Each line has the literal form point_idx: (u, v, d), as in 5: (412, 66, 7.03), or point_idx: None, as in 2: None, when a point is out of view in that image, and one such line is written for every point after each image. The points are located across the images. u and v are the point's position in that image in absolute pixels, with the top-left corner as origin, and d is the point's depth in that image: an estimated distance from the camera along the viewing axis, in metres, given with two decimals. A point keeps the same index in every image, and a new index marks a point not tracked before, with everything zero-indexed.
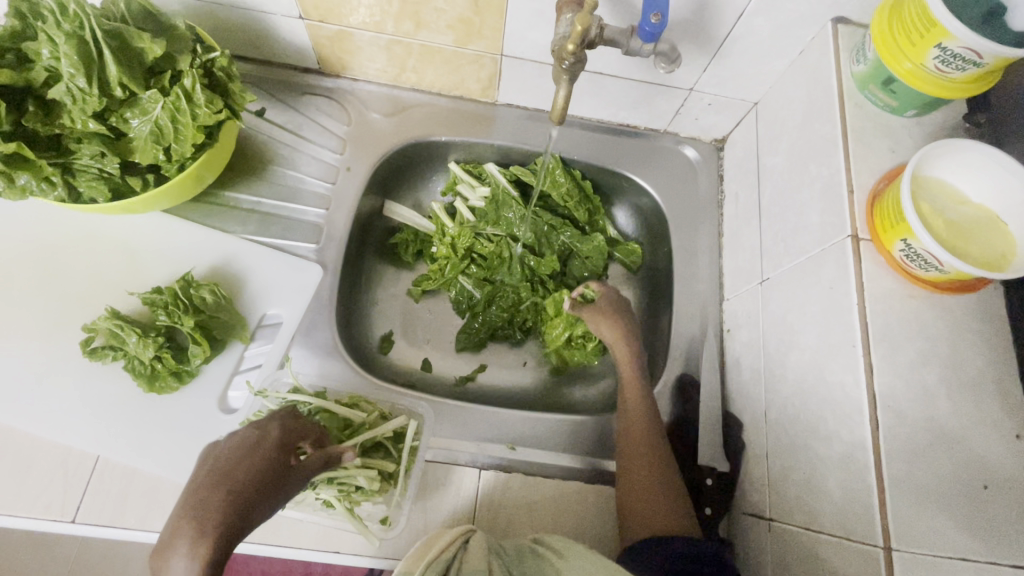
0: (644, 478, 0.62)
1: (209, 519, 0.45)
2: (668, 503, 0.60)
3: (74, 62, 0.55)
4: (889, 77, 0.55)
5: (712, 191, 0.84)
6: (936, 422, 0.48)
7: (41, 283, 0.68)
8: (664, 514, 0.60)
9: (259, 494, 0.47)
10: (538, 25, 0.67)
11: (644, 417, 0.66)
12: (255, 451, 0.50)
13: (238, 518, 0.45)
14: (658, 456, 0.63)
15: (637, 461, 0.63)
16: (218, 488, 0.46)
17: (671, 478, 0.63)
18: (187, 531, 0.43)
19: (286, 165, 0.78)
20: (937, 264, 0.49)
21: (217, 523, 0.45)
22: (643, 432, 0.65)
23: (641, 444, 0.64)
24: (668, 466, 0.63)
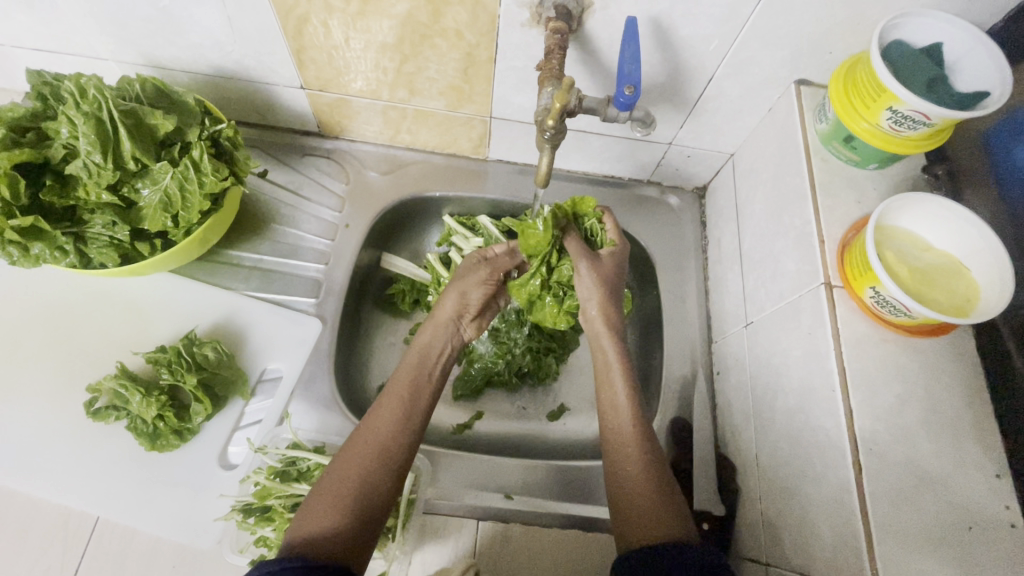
0: (631, 479, 0.58)
1: (370, 429, 0.56)
2: (661, 505, 0.55)
3: (91, 140, 0.59)
4: (849, 135, 0.60)
5: (697, 237, 0.88)
6: (918, 465, 0.50)
7: (48, 343, 0.70)
8: (657, 517, 0.54)
9: (410, 412, 0.59)
10: (524, 90, 0.72)
11: (627, 415, 0.62)
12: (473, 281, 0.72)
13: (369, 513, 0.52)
14: (646, 457, 0.59)
15: (623, 463, 0.59)
16: (381, 406, 0.59)
17: (663, 478, 0.58)
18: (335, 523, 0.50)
19: (287, 223, 0.82)
20: (905, 310, 0.51)
21: (376, 433, 0.56)
22: (629, 432, 0.61)
23: (626, 443, 0.60)
24: (659, 467, 0.58)
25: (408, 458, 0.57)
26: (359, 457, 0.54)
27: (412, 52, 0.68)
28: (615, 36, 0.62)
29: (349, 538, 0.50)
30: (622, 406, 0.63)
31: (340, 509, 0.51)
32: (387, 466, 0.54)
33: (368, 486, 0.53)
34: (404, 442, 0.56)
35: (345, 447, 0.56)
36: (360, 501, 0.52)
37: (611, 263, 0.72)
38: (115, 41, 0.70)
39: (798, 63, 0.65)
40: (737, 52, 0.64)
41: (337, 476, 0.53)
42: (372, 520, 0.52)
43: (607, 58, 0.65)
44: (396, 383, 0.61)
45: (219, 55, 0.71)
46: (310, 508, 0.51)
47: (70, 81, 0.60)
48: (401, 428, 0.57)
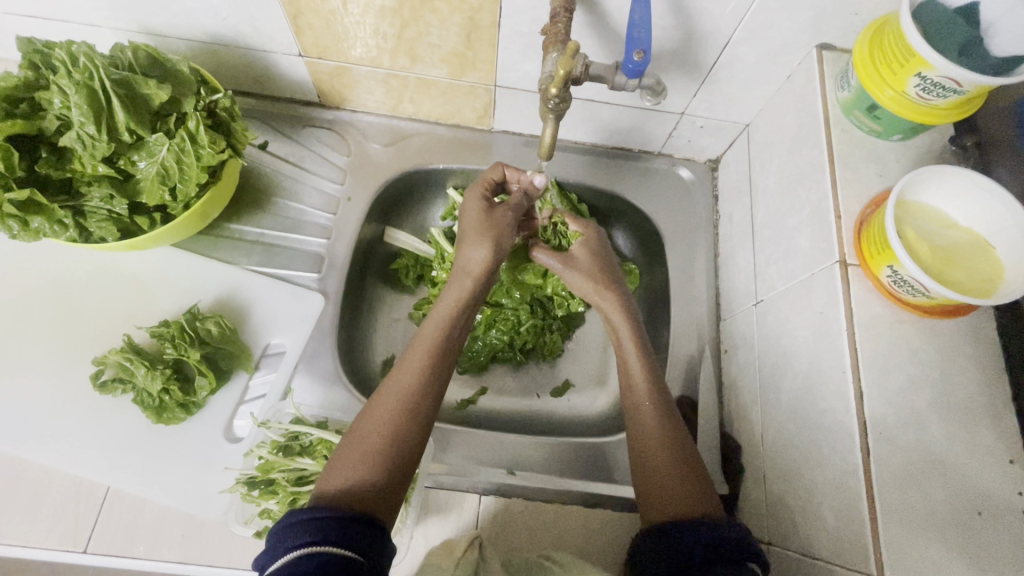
0: (651, 455, 0.59)
1: (394, 384, 0.56)
2: (682, 477, 0.56)
3: (84, 111, 0.57)
4: (872, 104, 0.56)
5: (708, 211, 0.85)
6: (927, 449, 0.48)
7: (52, 317, 0.71)
8: (677, 490, 0.56)
9: (430, 363, 0.58)
10: (529, 57, 0.69)
11: (645, 389, 0.63)
12: (478, 225, 0.67)
13: (392, 469, 0.51)
14: (666, 430, 0.60)
15: (644, 440, 0.60)
16: (401, 361, 0.59)
17: (683, 450, 0.59)
18: (358, 476, 0.50)
19: (289, 196, 0.81)
20: (924, 290, 0.49)
21: (398, 387, 0.56)
22: (648, 408, 0.62)
23: (644, 419, 0.61)
24: (680, 443, 0.59)
25: (432, 411, 0.56)
26: (384, 412, 0.54)
27: (412, 16, 0.65)
28: None
29: (378, 491, 0.50)
30: (640, 383, 0.63)
31: (368, 461, 0.51)
32: (412, 421, 0.54)
33: (395, 438, 0.53)
34: (428, 396, 0.56)
35: (368, 405, 0.56)
36: (387, 455, 0.52)
37: (587, 258, 0.75)
38: (108, 8, 0.68)
39: (820, 26, 0.61)
40: (755, 15, 0.60)
41: (361, 432, 0.53)
42: (400, 477, 0.52)
43: (616, 22, 0.61)
44: (417, 339, 0.61)
45: (214, 21, 0.69)
46: (334, 463, 0.52)
47: (61, 49, 0.58)
48: (423, 384, 0.57)
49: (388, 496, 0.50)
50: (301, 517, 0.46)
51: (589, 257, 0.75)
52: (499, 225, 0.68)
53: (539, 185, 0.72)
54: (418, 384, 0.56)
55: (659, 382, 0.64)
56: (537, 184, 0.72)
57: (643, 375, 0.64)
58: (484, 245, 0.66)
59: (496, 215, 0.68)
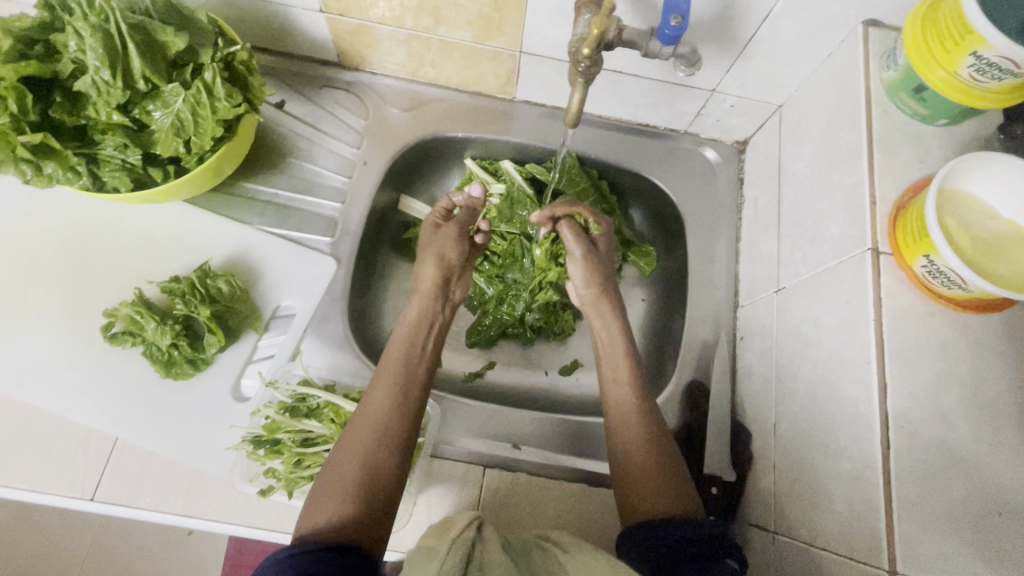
0: (632, 453, 0.60)
1: (360, 422, 0.56)
2: (662, 479, 0.57)
3: (99, 55, 0.56)
4: (920, 84, 0.53)
5: (732, 194, 0.82)
6: (950, 446, 0.47)
7: (66, 266, 0.70)
8: (657, 491, 0.57)
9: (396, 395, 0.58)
10: (558, 22, 0.66)
11: (629, 389, 0.63)
12: (431, 244, 0.74)
13: (371, 504, 0.51)
14: (650, 433, 0.60)
15: (627, 438, 0.61)
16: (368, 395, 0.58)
17: (664, 453, 0.59)
18: (337, 513, 0.49)
19: (303, 157, 0.79)
20: (960, 282, 0.47)
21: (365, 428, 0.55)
22: (632, 411, 0.62)
23: (627, 421, 0.61)
24: (661, 441, 0.60)
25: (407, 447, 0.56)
26: (354, 450, 0.54)
27: None
28: None
29: (360, 526, 0.49)
30: (623, 384, 0.64)
31: (343, 501, 0.50)
32: (385, 455, 0.54)
33: (371, 473, 0.52)
34: (399, 430, 0.56)
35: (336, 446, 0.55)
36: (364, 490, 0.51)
37: (605, 248, 0.75)
38: None
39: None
40: None
41: (334, 470, 0.53)
42: (379, 512, 0.51)
43: None
44: (377, 378, 0.60)
45: None
46: (311, 508, 0.50)
47: None
48: (390, 419, 0.56)
49: (371, 532, 0.50)
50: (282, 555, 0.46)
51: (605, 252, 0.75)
52: (445, 239, 0.75)
53: (478, 194, 0.82)
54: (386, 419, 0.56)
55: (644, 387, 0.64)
56: (477, 193, 0.82)
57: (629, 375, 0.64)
58: (431, 263, 0.72)
59: (443, 234, 0.75)
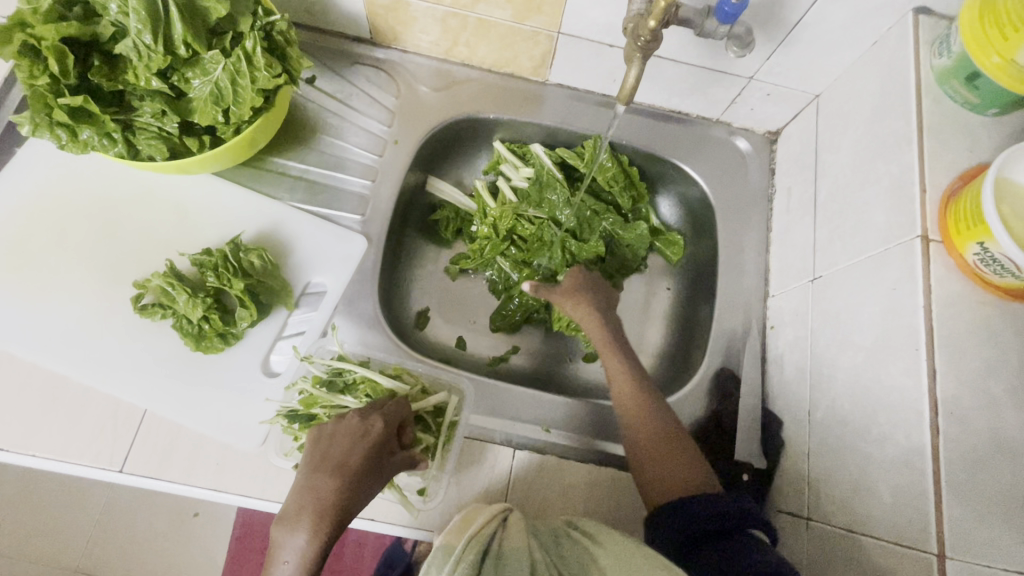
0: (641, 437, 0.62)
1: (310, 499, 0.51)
2: (683, 459, 0.60)
3: (142, 18, 0.55)
4: (973, 72, 0.53)
5: (763, 184, 0.82)
6: (1001, 433, 0.47)
7: (95, 235, 0.69)
8: (673, 468, 0.59)
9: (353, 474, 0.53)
10: (602, 1, 0.65)
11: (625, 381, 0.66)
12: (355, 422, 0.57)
13: None
14: (662, 419, 0.63)
15: (635, 423, 0.63)
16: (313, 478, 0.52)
17: (677, 436, 0.62)
18: None
19: (334, 134, 0.78)
20: (1014, 270, 0.47)
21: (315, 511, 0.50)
22: (641, 403, 0.64)
23: (640, 413, 0.63)
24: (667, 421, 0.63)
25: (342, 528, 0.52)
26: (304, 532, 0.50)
27: None
28: None
29: None
30: (620, 378, 0.67)
31: None
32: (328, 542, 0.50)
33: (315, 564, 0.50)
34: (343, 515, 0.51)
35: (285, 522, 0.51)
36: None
37: (584, 285, 0.76)
38: None
39: None
40: None
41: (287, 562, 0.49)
42: None
43: None
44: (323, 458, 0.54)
45: None
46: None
47: None
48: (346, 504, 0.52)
49: None
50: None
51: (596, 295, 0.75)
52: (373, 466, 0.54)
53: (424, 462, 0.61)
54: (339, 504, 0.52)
55: (642, 379, 0.67)
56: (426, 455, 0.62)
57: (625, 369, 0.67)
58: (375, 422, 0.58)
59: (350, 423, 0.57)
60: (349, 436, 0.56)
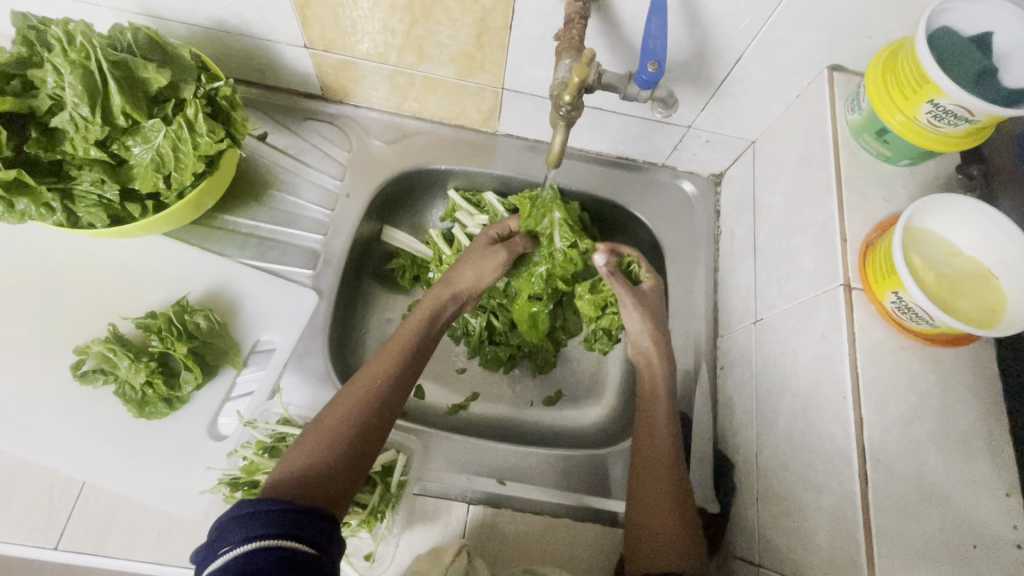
0: (655, 505, 0.60)
1: (364, 374, 0.58)
2: (683, 553, 0.57)
3: (79, 92, 0.56)
4: (882, 128, 0.56)
5: (709, 226, 0.84)
6: (923, 477, 0.48)
7: (36, 303, 0.68)
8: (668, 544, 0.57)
9: (403, 364, 0.60)
10: (540, 62, 0.68)
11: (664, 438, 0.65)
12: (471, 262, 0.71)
13: (338, 470, 0.50)
14: (678, 503, 0.60)
15: (651, 487, 0.62)
16: (373, 360, 0.60)
17: (687, 524, 0.59)
18: (324, 434, 0.51)
19: (286, 190, 0.79)
20: (927, 318, 0.49)
21: (366, 380, 0.57)
22: (667, 477, 0.62)
23: (661, 487, 0.61)
24: (683, 495, 0.61)
25: (392, 408, 0.57)
26: (354, 396, 0.55)
27: (423, 14, 0.64)
28: (640, 8, 0.58)
29: (325, 477, 0.49)
30: (661, 431, 0.65)
31: (330, 438, 0.51)
32: (373, 413, 0.55)
33: (355, 428, 0.53)
34: (390, 392, 0.57)
35: (337, 395, 0.56)
36: (352, 435, 0.52)
37: (655, 297, 0.75)
38: None
39: (834, 46, 0.61)
40: (769, 32, 0.60)
41: (327, 421, 0.53)
42: (344, 475, 0.50)
43: (629, 31, 0.61)
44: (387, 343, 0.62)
45: (218, 6, 0.67)
46: (300, 438, 0.52)
47: (57, 26, 0.57)
48: (396, 377, 0.58)
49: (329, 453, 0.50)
50: (244, 510, 0.42)
51: (656, 304, 0.75)
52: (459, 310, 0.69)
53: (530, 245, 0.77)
54: (388, 376, 0.58)
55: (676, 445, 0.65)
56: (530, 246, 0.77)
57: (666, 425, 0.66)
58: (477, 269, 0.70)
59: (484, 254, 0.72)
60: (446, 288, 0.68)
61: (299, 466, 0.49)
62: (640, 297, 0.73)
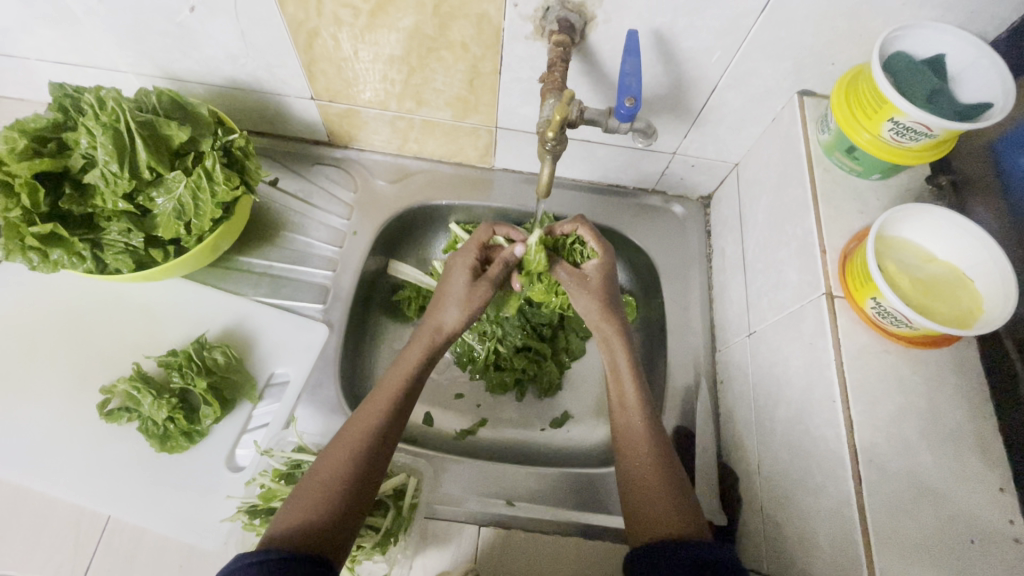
0: (642, 474, 0.60)
1: (356, 423, 0.59)
2: (669, 496, 0.57)
3: (109, 150, 0.61)
4: (852, 145, 0.60)
5: (701, 245, 0.88)
6: (917, 476, 0.50)
7: (64, 346, 0.72)
8: (661, 512, 0.56)
9: (390, 413, 0.60)
10: (529, 101, 0.73)
11: (636, 409, 0.64)
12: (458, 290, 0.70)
13: (334, 525, 0.51)
14: (657, 454, 0.61)
15: (634, 461, 0.61)
16: (358, 411, 0.60)
17: (671, 475, 0.59)
18: (318, 488, 0.53)
19: (296, 230, 0.84)
20: (906, 321, 0.51)
21: (354, 434, 0.58)
22: (641, 433, 0.63)
23: (638, 444, 0.62)
24: (668, 462, 0.61)
25: (384, 456, 0.58)
26: (346, 447, 0.57)
27: (419, 64, 0.70)
28: (618, 48, 0.63)
29: (321, 533, 0.50)
30: (631, 401, 0.65)
31: (324, 493, 0.53)
32: (366, 464, 0.56)
33: (348, 481, 0.54)
34: (382, 441, 0.58)
35: (330, 444, 0.58)
36: (345, 487, 0.54)
37: (599, 279, 0.73)
38: (133, 54, 0.73)
39: (800, 73, 0.65)
40: (739, 63, 0.64)
41: (316, 478, 0.54)
42: (341, 527, 0.52)
43: (608, 70, 0.66)
44: (379, 388, 0.63)
45: (233, 67, 0.73)
46: (297, 493, 0.53)
47: (90, 94, 0.63)
48: (387, 424, 0.59)
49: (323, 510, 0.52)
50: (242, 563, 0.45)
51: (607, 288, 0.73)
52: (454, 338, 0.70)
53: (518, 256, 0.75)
54: (377, 425, 0.59)
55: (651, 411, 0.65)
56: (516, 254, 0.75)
57: (635, 393, 0.66)
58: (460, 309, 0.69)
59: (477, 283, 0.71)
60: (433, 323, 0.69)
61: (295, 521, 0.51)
62: (586, 286, 0.73)
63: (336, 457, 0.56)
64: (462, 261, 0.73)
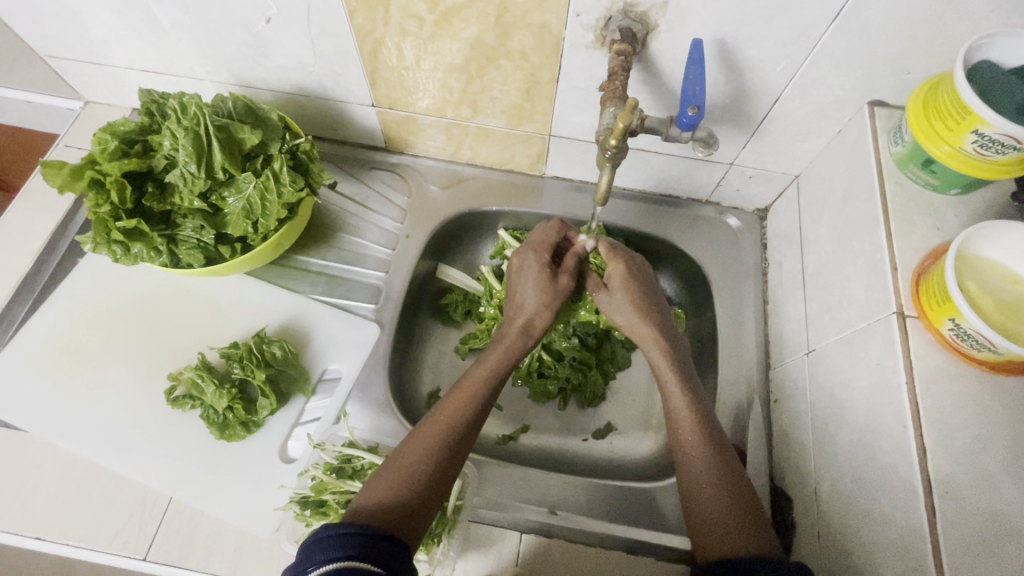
0: (702, 488, 0.59)
1: (442, 412, 0.60)
2: (733, 514, 0.56)
3: (189, 152, 0.65)
4: (928, 158, 0.57)
5: (756, 259, 0.85)
6: (998, 512, 0.46)
7: (137, 334, 0.77)
8: (725, 530, 0.55)
9: (477, 405, 0.61)
10: (585, 110, 0.74)
11: (686, 421, 0.62)
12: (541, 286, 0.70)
13: (416, 509, 0.53)
14: (718, 469, 0.59)
15: (689, 474, 0.60)
16: (447, 398, 0.62)
17: (736, 491, 0.58)
18: (404, 470, 0.55)
19: (352, 232, 0.86)
20: (990, 345, 0.48)
21: (443, 419, 0.59)
22: (696, 449, 0.61)
23: (693, 461, 0.60)
24: (730, 476, 0.59)
25: (465, 448, 0.59)
26: (431, 434, 0.58)
27: (478, 72, 0.72)
28: (680, 57, 0.63)
29: (403, 515, 0.52)
30: (681, 411, 0.63)
31: (409, 476, 0.54)
32: (449, 454, 0.57)
33: (431, 468, 0.55)
34: (464, 434, 0.59)
35: (415, 430, 0.59)
36: (429, 473, 0.55)
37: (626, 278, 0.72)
38: (211, 63, 0.77)
39: (871, 83, 0.63)
40: (806, 73, 0.63)
41: (401, 461, 0.56)
42: (421, 511, 0.53)
43: (668, 80, 0.66)
44: (464, 380, 0.63)
45: (301, 75, 0.77)
46: (384, 472, 0.55)
47: (175, 99, 0.67)
48: (470, 418, 0.60)
49: (409, 493, 0.53)
50: (324, 535, 0.47)
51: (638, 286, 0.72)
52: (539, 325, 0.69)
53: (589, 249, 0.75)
54: (462, 417, 0.60)
55: (706, 420, 0.62)
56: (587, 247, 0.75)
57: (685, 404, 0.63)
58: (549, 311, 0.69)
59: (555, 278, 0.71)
60: (517, 316, 0.69)
61: (380, 499, 0.52)
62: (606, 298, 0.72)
63: (423, 442, 0.57)
64: (536, 259, 0.71)
